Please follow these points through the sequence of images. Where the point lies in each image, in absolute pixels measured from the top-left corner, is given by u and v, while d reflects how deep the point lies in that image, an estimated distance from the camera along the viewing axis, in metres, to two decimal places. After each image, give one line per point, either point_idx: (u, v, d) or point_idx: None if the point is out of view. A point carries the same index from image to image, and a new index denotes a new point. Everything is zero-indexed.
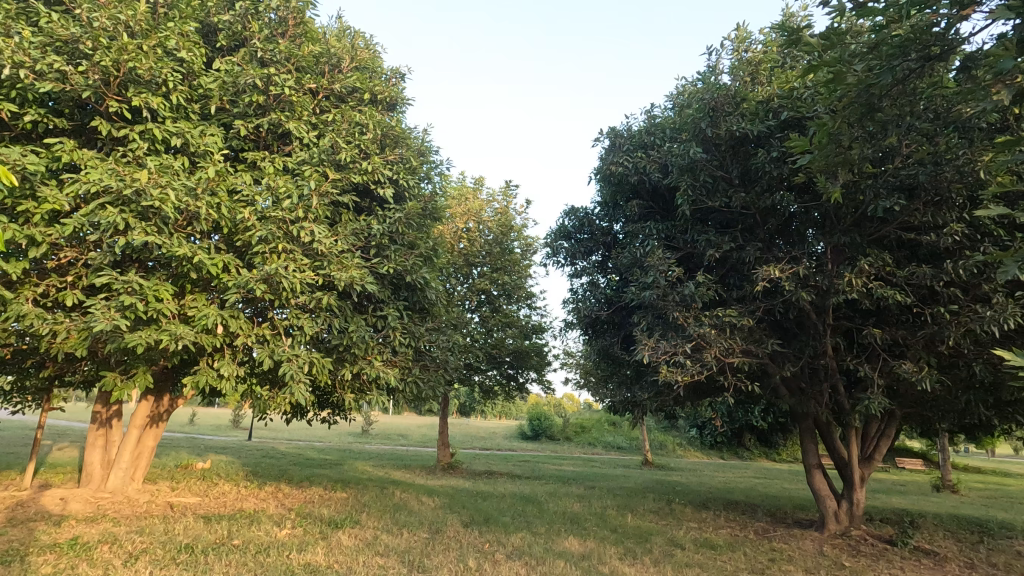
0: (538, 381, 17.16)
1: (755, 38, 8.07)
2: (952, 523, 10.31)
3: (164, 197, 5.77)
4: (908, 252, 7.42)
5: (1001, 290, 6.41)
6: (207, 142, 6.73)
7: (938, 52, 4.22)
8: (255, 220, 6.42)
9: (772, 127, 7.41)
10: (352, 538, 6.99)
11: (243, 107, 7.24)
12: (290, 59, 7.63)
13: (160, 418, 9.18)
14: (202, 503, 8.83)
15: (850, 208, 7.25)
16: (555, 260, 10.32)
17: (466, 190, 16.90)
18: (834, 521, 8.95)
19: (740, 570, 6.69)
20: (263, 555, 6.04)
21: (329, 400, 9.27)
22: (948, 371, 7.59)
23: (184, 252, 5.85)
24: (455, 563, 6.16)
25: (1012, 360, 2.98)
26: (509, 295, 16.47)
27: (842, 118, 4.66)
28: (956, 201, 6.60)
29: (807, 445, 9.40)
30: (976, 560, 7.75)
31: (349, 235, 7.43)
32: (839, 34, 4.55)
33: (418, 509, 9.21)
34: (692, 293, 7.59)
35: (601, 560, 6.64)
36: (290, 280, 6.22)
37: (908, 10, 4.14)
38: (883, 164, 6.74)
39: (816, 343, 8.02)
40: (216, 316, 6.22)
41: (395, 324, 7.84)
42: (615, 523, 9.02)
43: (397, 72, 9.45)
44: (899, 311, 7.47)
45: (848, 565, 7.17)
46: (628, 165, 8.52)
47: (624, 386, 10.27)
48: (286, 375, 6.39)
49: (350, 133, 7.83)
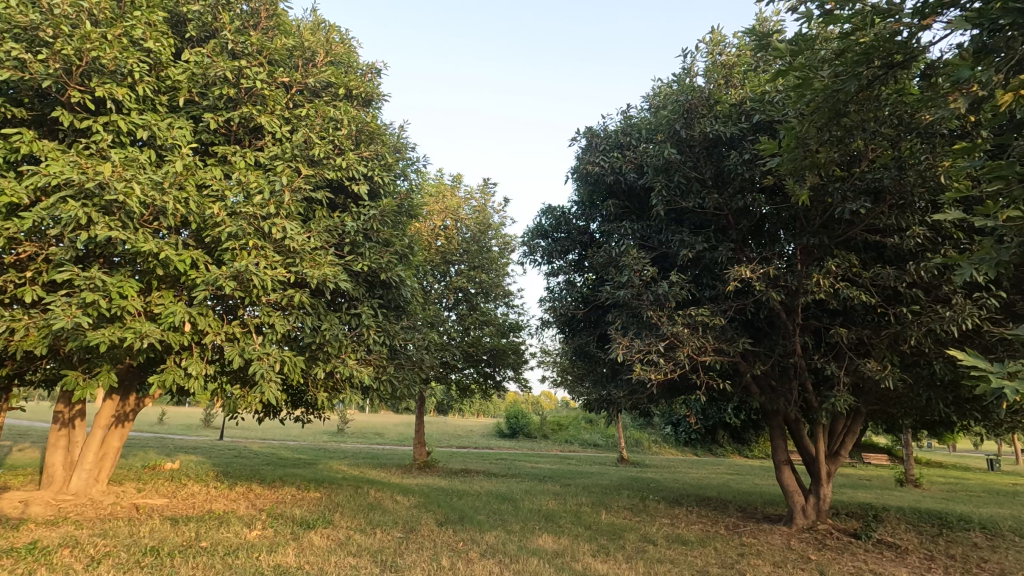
0: (515, 379, 17.20)
1: (729, 41, 8.20)
2: (914, 517, 10.63)
3: (128, 190, 5.63)
4: (874, 254, 7.63)
5: (960, 291, 6.63)
6: (175, 135, 6.57)
7: (901, 59, 4.33)
8: (225, 215, 6.27)
9: (743, 130, 7.55)
10: (324, 538, 6.93)
11: (213, 100, 7.07)
12: (262, 51, 7.49)
13: (126, 418, 8.93)
14: (170, 505, 8.62)
15: (819, 210, 7.40)
16: (532, 259, 10.37)
17: (444, 188, 16.80)
18: (801, 515, 9.16)
19: (710, 565, 6.81)
20: (232, 557, 5.95)
21: (302, 399, 9.13)
22: (911, 369, 7.81)
23: (151, 248, 5.69)
24: (428, 562, 6.14)
25: (967, 360, 3.08)
26: (486, 294, 16.47)
27: (809, 122, 4.76)
28: (919, 205, 6.80)
29: (776, 442, 9.60)
30: (935, 552, 8.01)
31: (323, 232, 7.33)
32: (807, 41, 4.65)
33: (392, 509, 9.13)
34: (666, 292, 7.70)
35: (574, 557, 6.69)
36: (261, 277, 6.11)
37: (873, 18, 4.22)
38: (851, 168, 6.91)
39: (785, 343, 8.18)
40: (184, 313, 6.07)
41: (369, 322, 7.76)
42: (589, 520, 9.09)
43: (373, 67, 9.37)
44: (864, 311, 7.66)
45: (814, 559, 7.35)
46: (604, 165, 8.56)
47: (600, 384, 10.35)
48: (256, 374, 6.25)
49: (325, 128, 7.71)
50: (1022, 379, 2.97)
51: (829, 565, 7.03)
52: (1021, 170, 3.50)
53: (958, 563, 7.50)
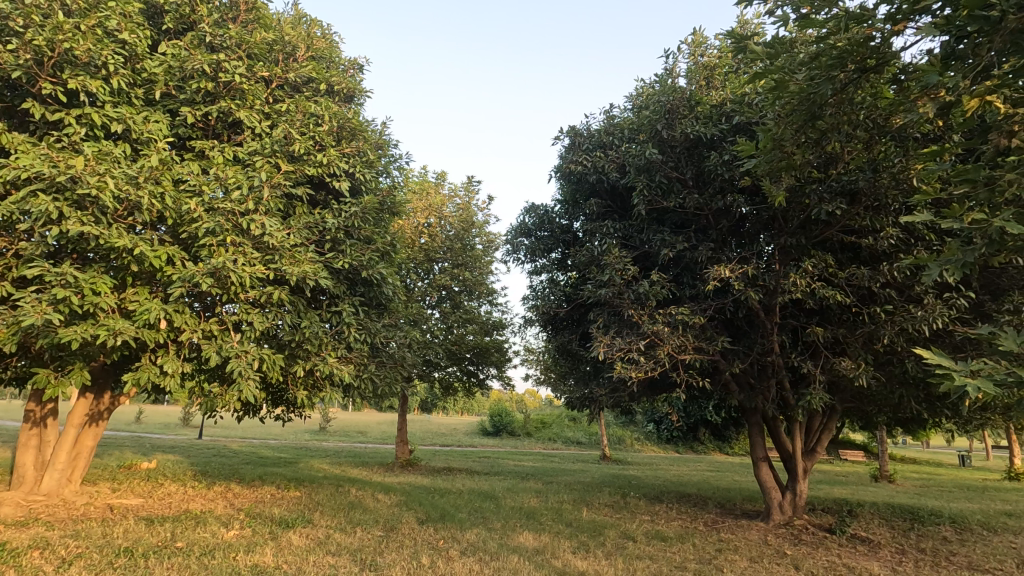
0: (498, 377, 17.21)
1: (711, 43, 8.28)
2: (887, 512, 10.88)
3: (102, 185, 5.53)
4: (850, 255, 7.78)
5: (932, 291, 6.79)
6: (150, 129, 6.44)
7: (874, 64, 4.39)
8: (202, 211, 6.18)
9: (723, 130, 7.64)
10: (302, 538, 6.87)
11: (191, 93, 6.94)
12: (241, 45, 7.36)
13: (100, 417, 8.76)
14: (145, 505, 8.48)
15: (797, 210, 7.52)
16: (515, 257, 10.42)
17: (427, 185, 16.71)
18: (778, 511, 9.30)
19: (688, 560, 6.89)
20: (208, 557, 5.87)
21: (282, 397, 9.04)
22: (884, 367, 7.99)
23: (124, 243, 5.58)
24: (408, 561, 6.10)
25: (931, 359, 3.13)
26: (470, 292, 16.46)
27: (786, 124, 4.83)
28: (893, 207, 6.96)
29: (755, 439, 9.73)
30: (906, 546, 8.21)
31: (302, 228, 7.25)
32: (783, 44, 4.71)
33: (373, 508, 9.07)
34: (646, 292, 7.79)
35: (554, 554, 6.72)
36: (239, 274, 6.02)
37: (846, 23, 4.29)
38: (827, 170, 7.04)
39: (764, 341, 8.30)
40: (160, 310, 5.98)
41: (350, 319, 7.72)
42: (570, 518, 9.13)
43: (355, 62, 9.31)
44: (840, 310, 7.81)
45: (790, 554, 7.48)
46: (587, 164, 8.59)
47: (583, 381, 10.41)
48: (234, 372, 6.18)
49: (305, 124, 7.61)
50: (984, 377, 3.04)
51: (804, 559, 7.15)
52: (986, 174, 3.60)
53: (927, 556, 7.69)
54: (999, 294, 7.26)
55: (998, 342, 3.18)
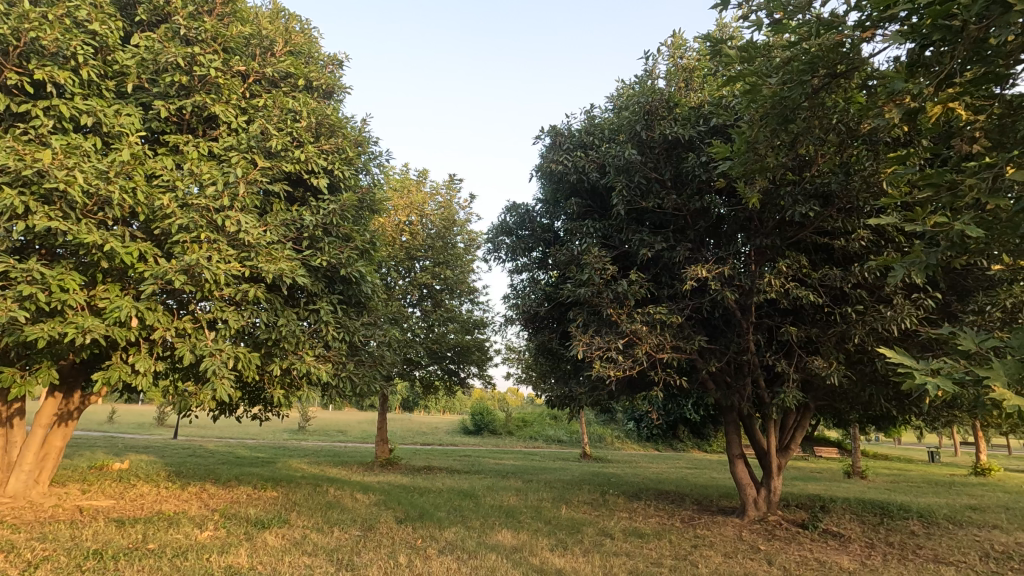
0: (479, 376, 17.20)
1: (690, 46, 8.38)
2: (858, 507, 11.13)
3: (70, 179, 5.43)
4: (823, 255, 7.95)
5: (901, 292, 6.97)
6: (122, 123, 6.31)
7: (843, 70, 4.47)
8: (176, 207, 6.06)
9: (701, 133, 7.74)
10: (278, 538, 6.81)
11: (164, 87, 6.81)
12: (217, 38, 7.25)
13: (69, 417, 8.58)
14: (117, 506, 8.32)
15: (773, 212, 7.65)
16: (496, 256, 10.45)
17: (409, 182, 16.62)
18: (753, 507, 9.47)
19: (664, 556, 6.98)
20: (180, 559, 5.78)
21: (259, 396, 8.92)
22: (856, 365, 8.18)
23: (93, 239, 5.45)
24: (385, 561, 6.06)
25: (894, 357, 3.16)
26: (451, 290, 16.43)
27: (760, 128, 4.91)
28: (865, 209, 7.12)
29: (731, 437, 9.87)
30: (875, 540, 8.43)
31: (280, 225, 7.15)
32: (757, 48, 4.78)
33: (351, 507, 9.01)
34: (625, 291, 7.86)
35: (531, 552, 6.75)
36: (214, 271, 5.91)
37: (818, 29, 4.36)
38: (802, 172, 7.18)
39: (740, 340, 8.43)
40: (131, 308, 5.85)
41: (328, 317, 7.65)
42: (549, 516, 9.17)
43: (335, 58, 9.23)
44: (814, 310, 7.97)
45: (763, 549, 7.61)
46: (567, 164, 8.64)
47: (563, 380, 10.46)
48: (208, 371, 6.08)
49: (283, 119, 7.51)
50: (944, 376, 3.10)
51: (776, 554, 7.29)
52: (950, 178, 3.69)
53: (895, 550, 7.90)
54: (965, 294, 7.49)
55: (958, 341, 3.26)
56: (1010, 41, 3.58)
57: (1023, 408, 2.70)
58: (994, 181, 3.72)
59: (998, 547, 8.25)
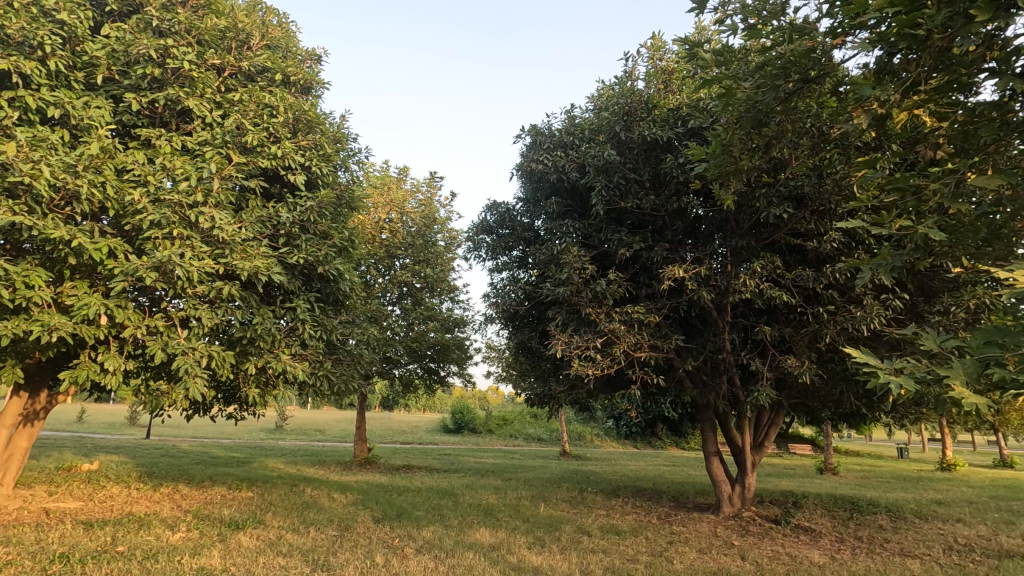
0: (459, 374, 17.14)
1: (668, 48, 8.48)
2: (829, 503, 11.39)
3: (36, 172, 5.28)
4: (797, 256, 8.12)
5: (870, 293, 7.16)
6: (91, 115, 6.16)
7: (815, 75, 4.56)
8: (147, 202, 5.92)
9: (678, 134, 7.84)
10: (253, 539, 6.72)
11: (136, 79, 6.66)
12: (191, 31, 7.11)
13: (35, 417, 8.37)
14: (85, 508, 8.12)
15: (748, 214, 7.79)
16: (476, 254, 10.45)
17: (389, 179, 16.50)
18: (728, 503, 9.63)
19: (640, 553, 7.06)
20: (151, 561, 5.67)
21: (234, 396, 8.78)
22: (827, 364, 8.37)
23: (60, 234, 5.30)
24: (362, 561, 6.01)
25: (860, 357, 3.22)
26: (431, 288, 16.36)
27: (734, 131, 4.99)
28: (837, 211, 7.29)
29: (707, 434, 10.02)
30: (845, 535, 8.64)
31: (255, 222, 7.03)
32: (732, 52, 4.85)
33: (329, 507, 8.93)
34: (604, 291, 7.92)
35: (509, 550, 6.78)
36: (186, 268, 5.78)
37: (790, 35, 4.44)
38: (776, 175, 7.32)
39: (716, 339, 8.56)
40: (99, 305, 5.71)
41: (305, 316, 7.55)
42: (527, 514, 9.20)
43: (313, 53, 9.13)
44: (787, 310, 8.13)
45: (737, 544, 7.75)
46: (547, 164, 8.68)
47: (542, 378, 10.49)
48: (180, 370, 5.96)
49: (259, 114, 7.41)
50: (906, 375, 3.18)
51: (750, 550, 7.43)
52: (915, 183, 3.78)
53: (863, 543, 8.12)
54: (931, 295, 7.72)
55: (921, 342, 3.35)
56: (972, 51, 3.72)
57: (981, 406, 2.78)
58: (957, 186, 3.83)
59: (961, 540, 8.51)
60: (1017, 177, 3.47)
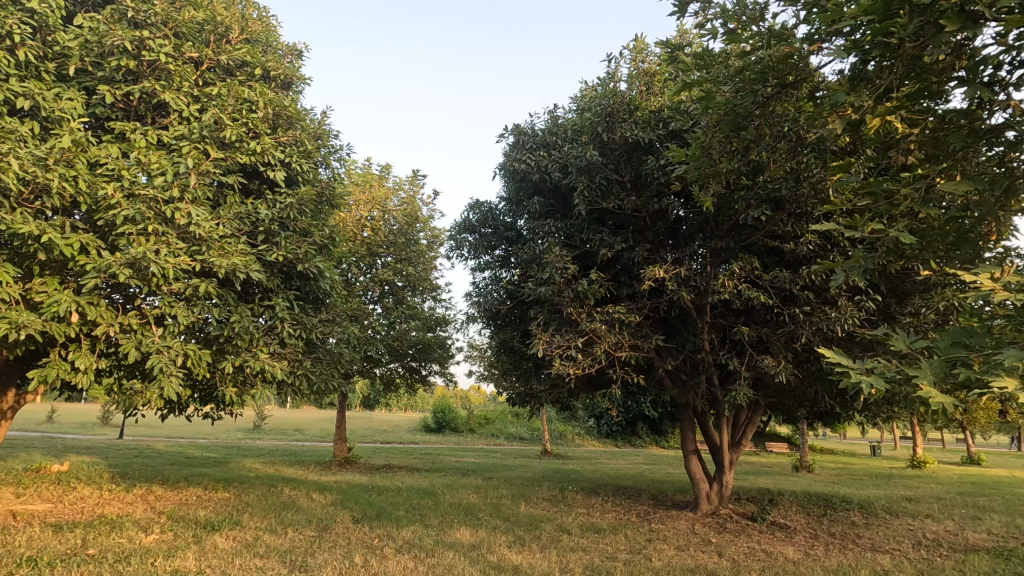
0: (441, 373, 17.08)
1: (651, 50, 8.55)
2: (804, 500, 11.61)
3: (3, 165, 5.13)
4: (775, 258, 8.26)
5: (845, 294, 7.33)
6: (63, 107, 6.00)
7: (792, 80, 4.64)
8: (121, 197, 5.79)
9: (660, 136, 7.93)
10: (228, 540, 6.61)
11: (110, 71, 6.50)
12: (168, 23, 6.97)
13: (2, 417, 8.14)
14: (54, 510, 7.91)
15: (727, 215, 7.91)
16: (459, 253, 10.43)
17: (371, 177, 16.37)
18: (706, 501, 9.76)
19: (619, 551, 7.11)
20: (123, 564, 5.56)
21: (210, 395, 8.64)
22: (803, 364, 8.53)
23: (30, 229, 5.16)
24: (340, 561, 5.98)
25: (833, 357, 3.29)
26: (413, 287, 16.28)
27: (713, 133, 5.05)
28: (813, 214, 7.44)
29: (686, 433, 10.14)
30: (819, 531, 8.82)
31: (233, 219, 6.91)
32: (711, 56, 4.91)
33: (307, 507, 8.83)
34: (585, 291, 7.95)
35: (489, 549, 6.78)
36: (162, 265, 5.66)
37: (769, 41, 4.51)
38: (755, 177, 7.44)
39: (695, 339, 8.66)
40: (70, 302, 5.57)
41: (284, 314, 7.45)
42: (508, 513, 9.22)
43: (294, 48, 9.02)
44: (765, 311, 8.26)
45: (714, 541, 7.85)
46: (530, 163, 8.71)
47: (524, 378, 10.51)
48: (154, 368, 5.84)
49: (238, 109, 7.28)
50: (877, 375, 3.26)
51: (726, 546, 7.54)
52: (887, 188, 3.87)
53: (836, 539, 8.30)
54: (903, 297, 7.91)
55: (892, 342, 3.43)
56: (942, 60, 3.84)
57: (947, 405, 2.86)
58: (927, 191, 3.94)
59: (930, 535, 8.74)
60: (983, 183, 3.59)
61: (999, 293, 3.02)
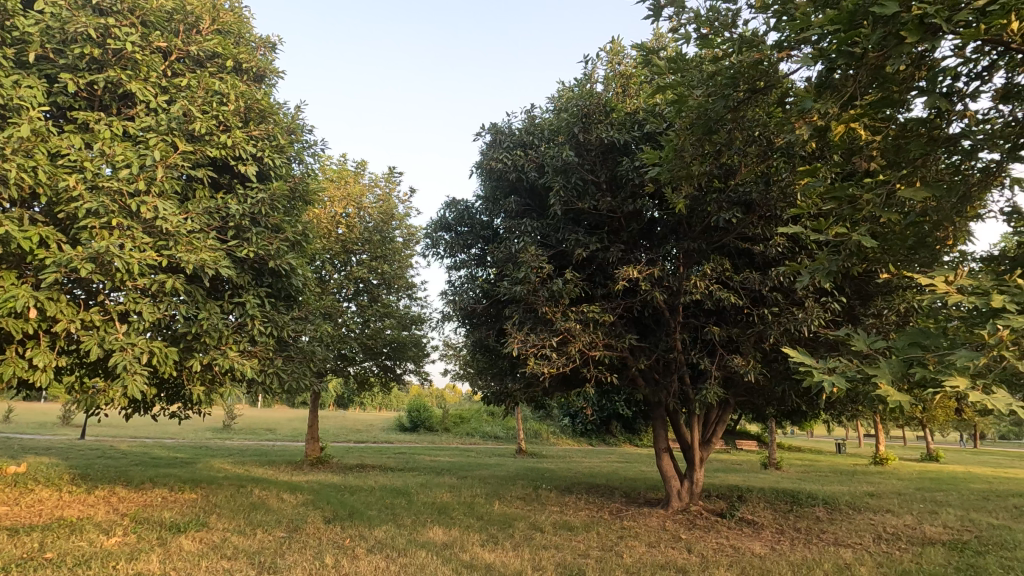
0: (416, 372, 16.97)
1: (627, 53, 8.65)
2: (771, 497, 11.88)
3: None
4: (745, 259, 8.44)
5: (811, 296, 7.53)
6: (22, 95, 5.77)
7: (762, 86, 4.75)
8: (83, 189, 5.62)
9: (635, 138, 8.04)
10: (195, 542, 6.48)
11: (72, 59, 6.28)
12: (135, 11, 6.77)
13: None
14: (11, 513, 7.63)
15: (700, 217, 8.05)
16: (435, 251, 10.39)
17: (346, 173, 16.17)
18: (676, 498, 9.92)
19: (591, 548, 7.18)
20: (83, 568, 5.39)
21: (177, 394, 8.43)
22: (771, 363, 8.74)
23: None
24: (310, 562, 5.91)
25: (797, 356, 3.38)
26: (388, 285, 16.14)
27: (686, 136, 5.14)
28: (782, 217, 7.62)
29: (658, 431, 10.29)
30: (784, 526, 9.04)
31: (202, 214, 6.74)
32: (685, 59, 5.00)
33: (277, 508, 8.69)
34: (560, 291, 7.99)
35: (462, 548, 6.78)
36: (126, 260, 5.49)
37: (740, 46, 4.61)
38: (726, 180, 7.59)
39: (667, 339, 8.79)
40: (29, 298, 5.38)
41: (255, 311, 7.30)
42: (481, 512, 9.21)
43: (267, 41, 8.85)
44: (735, 312, 8.44)
45: (684, 538, 7.99)
46: (506, 163, 8.72)
47: (499, 377, 10.52)
48: (118, 367, 5.68)
49: (208, 101, 7.11)
50: (838, 374, 3.35)
51: (695, 542, 7.68)
52: (850, 193, 4.00)
53: (801, 534, 8.52)
54: (867, 299, 8.16)
55: (854, 342, 3.54)
56: (903, 70, 3.99)
57: (904, 404, 2.97)
58: (887, 197, 4.08)
59: (890, 529, 9.04)
60: (939, 190, 3.74)
61: (953, 295, 3.15)
